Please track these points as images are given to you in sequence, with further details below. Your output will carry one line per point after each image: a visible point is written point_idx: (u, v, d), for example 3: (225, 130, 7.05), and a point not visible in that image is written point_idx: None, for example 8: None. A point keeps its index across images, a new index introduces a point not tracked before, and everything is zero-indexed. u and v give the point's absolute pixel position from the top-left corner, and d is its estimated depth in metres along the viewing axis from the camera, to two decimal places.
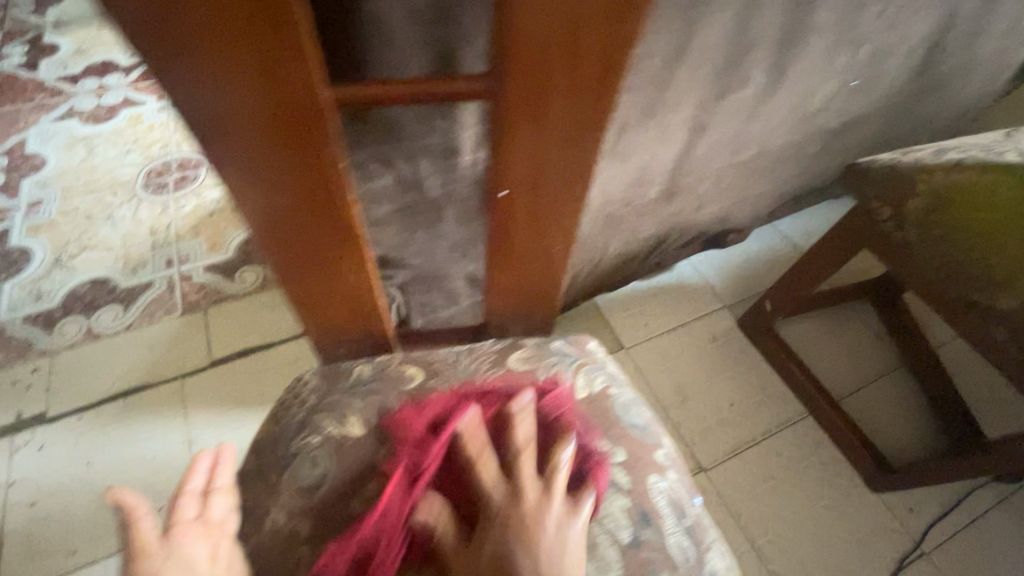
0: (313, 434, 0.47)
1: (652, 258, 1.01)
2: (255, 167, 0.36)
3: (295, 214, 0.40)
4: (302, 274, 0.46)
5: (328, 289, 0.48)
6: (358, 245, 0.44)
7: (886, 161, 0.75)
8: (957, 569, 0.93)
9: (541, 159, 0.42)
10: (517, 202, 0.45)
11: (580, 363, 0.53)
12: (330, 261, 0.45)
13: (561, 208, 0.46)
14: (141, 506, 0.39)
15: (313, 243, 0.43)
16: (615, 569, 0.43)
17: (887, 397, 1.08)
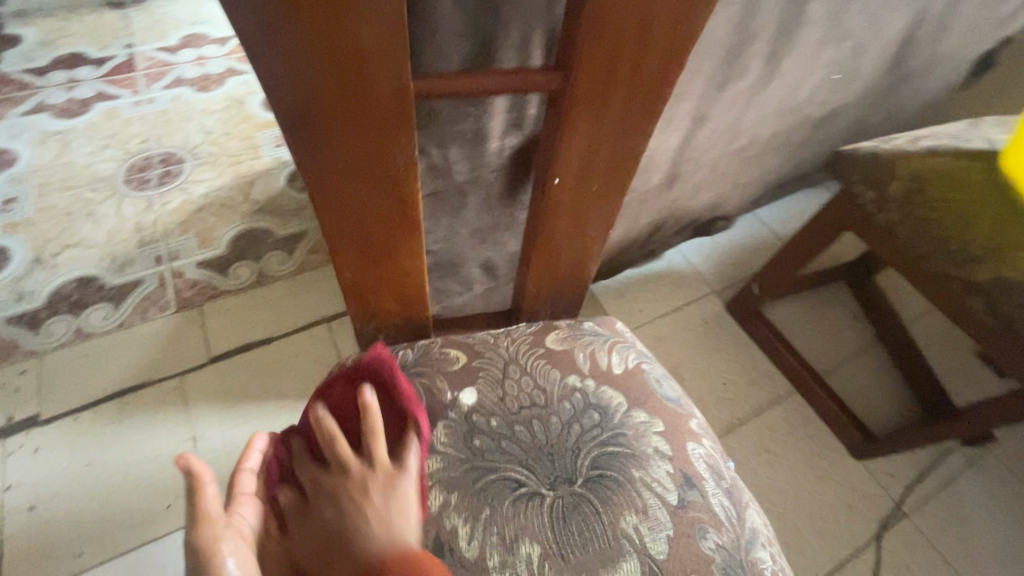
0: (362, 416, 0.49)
1: (648, 245, 1.05)
2: (333, 160, 0.38)
3: (363, 204, 0.42)
4: (356, 260, 0.47)
5: (377, 274, 0.49)
6: (415, 232, 0.46)
7: (868, 148, 0.81)
8: (934, 526, 1.00)
9: (590, 145, 0.43)
10: (566, 192, 0.47)
11: (612, 342, 0.56)
12: (385, 244, 0.46)
13: (604, 195, 0.49)
14: (207, 475, 0.45)
15: (372, 226, 0.44)
16: (666, 528, 0.46)
17: (865, 372, 1.16)
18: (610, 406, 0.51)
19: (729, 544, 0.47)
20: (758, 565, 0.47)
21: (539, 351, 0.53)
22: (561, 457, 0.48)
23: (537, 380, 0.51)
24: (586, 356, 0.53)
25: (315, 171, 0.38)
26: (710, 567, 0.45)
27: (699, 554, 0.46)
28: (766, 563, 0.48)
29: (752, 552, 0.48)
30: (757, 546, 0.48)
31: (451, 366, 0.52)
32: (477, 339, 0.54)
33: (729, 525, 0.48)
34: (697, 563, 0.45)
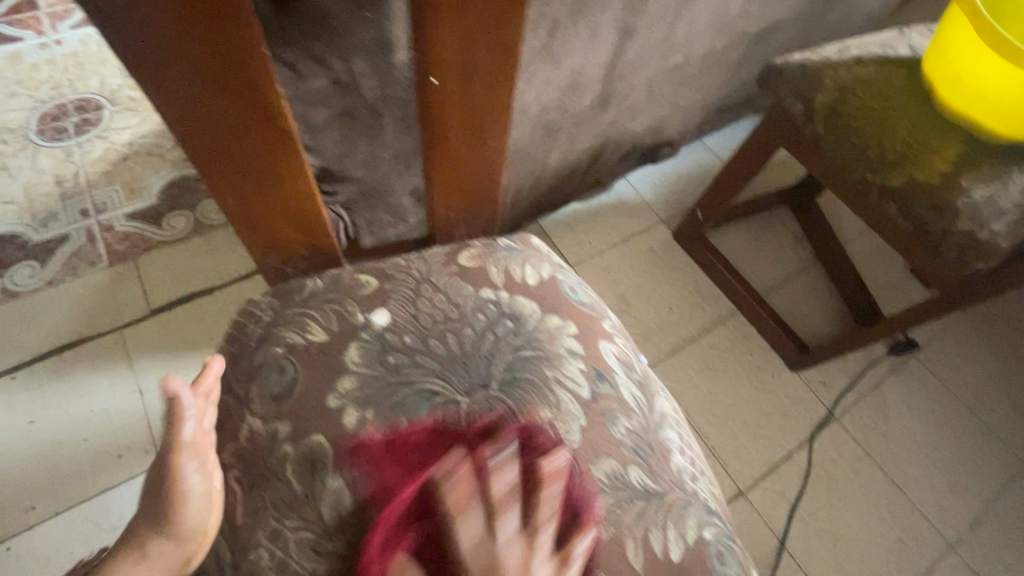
0: (275, 344, 0.45)
1: (591, 173, 1.04)
2: (162, 58, 0.32)
3: (221, 115, 0.36)
4: (239, 188, 0.42)
5: (265, 202, 0.44)
6: (293, 147, 0.41)
7: (797, 60, 0.81)
8: (861, 425, 1.08)
9: (470, 54, 0.38)
10: (448, 92, 0.41)
11: (525, 255, 0.53)
12: (265, 170, 0.42)
13: (494, 106, 0.44)
14: (189, 409, 0.37)
15: (247, 151, 0.40)
16: (578, 419, 0.44)
17: (803, 290, 1.21)
18: (523, 315, 0.48)
19: (637, 428, 0.46)
20: (666, 445, 0.46)
21: (454, 271, 0.50)
22: (474, 364, 0.45)
23: (449, 296, 0.48)
24: (500, 271, 0.51)
25: (148, 69, 0.32)
26: (618, 449, 0.44)
27: (609, 438, 0.45)
28: (673, 441, 0.47)
29: (661, 433, 0.47)
30: (665, 428, 0.48)
31: (362, 290, 0.48)
32: (392, 262, 0.51)
33: (638, 411, 0.47)
34: (605, 445, 0.44)
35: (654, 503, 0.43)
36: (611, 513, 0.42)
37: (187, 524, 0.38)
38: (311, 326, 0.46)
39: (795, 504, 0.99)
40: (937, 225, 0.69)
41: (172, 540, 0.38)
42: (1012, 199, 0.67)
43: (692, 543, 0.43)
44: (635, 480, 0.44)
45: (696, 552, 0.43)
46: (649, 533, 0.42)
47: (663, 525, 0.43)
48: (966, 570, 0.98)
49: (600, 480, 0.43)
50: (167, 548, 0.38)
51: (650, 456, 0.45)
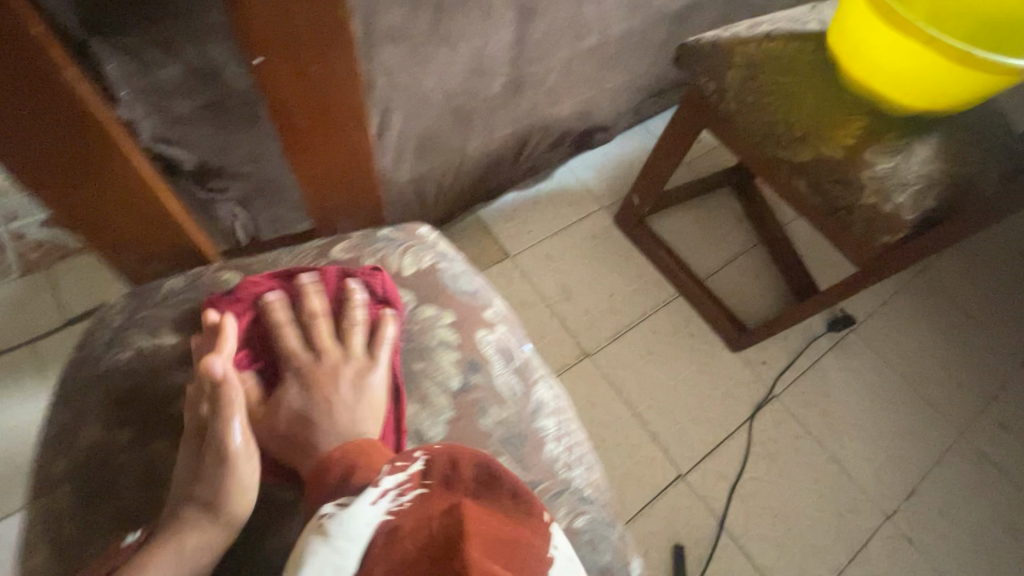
0: (123, 348, 0.46)
1: (522, 161, 1.02)
2: None
3: (22, 116, 0.35)
4: (63, 185, 0.40)
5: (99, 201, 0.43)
6: (120, 151, 0.40)
7: (710, 37, 0.79)
8: (802, 403, 1.08)
9: (296, 32, 0.38)
10: (282, 72, 0.40)
11: (407, 246, 0.54)
12: (87, 163, 0.40)
13: (343, 87, 0.43)
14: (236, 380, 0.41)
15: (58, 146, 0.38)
16: (445, 410, 0.49)
17: (746, 271, 1.21)
18: (398, 308, 0.51)
19: (509, 418, 0.50)
20: (539, 434, 0.50)
21: (322, 264, 0.51)
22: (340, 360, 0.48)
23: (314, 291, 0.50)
24: (375, 263, 0.52)
25: None
26: (487, 439, 0.48)
27: (479, 428, 0.49)
28: (547, 428, 0.51)
29: (536, 421, 0.51)
30: (541, 416, 0.51)
31: (221, 288, 0.49)
32: (256, 260, 0.52)
33: (512, 401, 0.50)
34: (472, 436, 0.48)
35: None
36: None
37: (238, 503, 0.41)
38: (164, 327, 0.47)
39: (734, 485, 0.99)
40: (844, 200, 0.69)
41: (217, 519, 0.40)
42: (915, 170, 0.67)
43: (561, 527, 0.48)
44: None
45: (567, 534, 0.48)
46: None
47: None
48: (904, 540, 0.99)
49: None
50: (209, 522, 0.40)
51: (521, 445, 0.49)
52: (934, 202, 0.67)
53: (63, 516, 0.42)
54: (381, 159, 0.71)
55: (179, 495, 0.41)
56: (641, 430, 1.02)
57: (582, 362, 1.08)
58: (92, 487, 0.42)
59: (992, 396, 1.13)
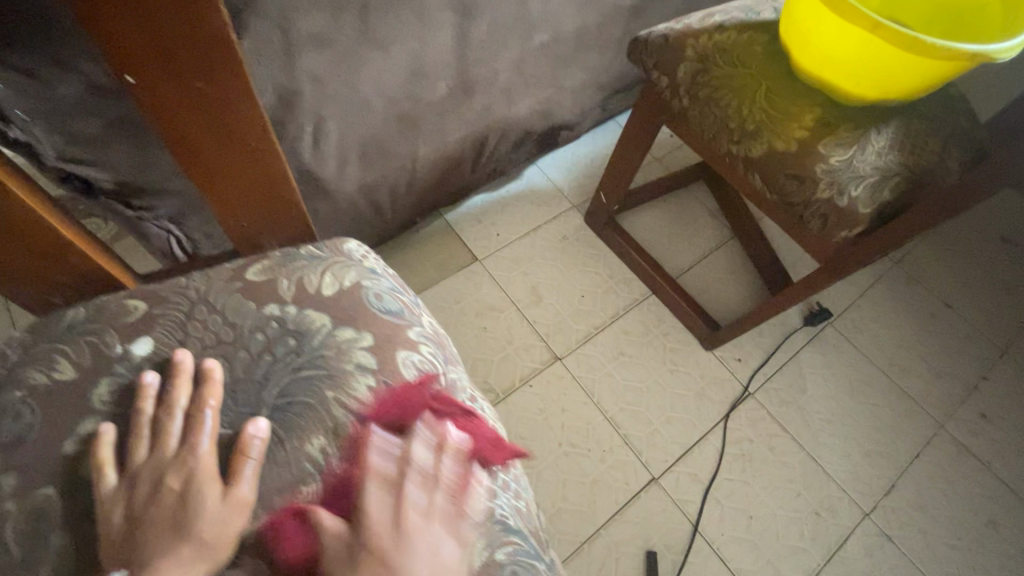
0: (14, 388, 0.40)
1: (482, 164, 1.00)
2: None
3: None
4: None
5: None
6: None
7: (662, 31, 0.76)
8: (778, 401, 1.06)
9: (168, 49, 0.34)
10: (159, 89, 0.37)
11: (327, 263, 0.48)
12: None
13: (237, 104, 0.40)
14: (210, 396, 0.41)
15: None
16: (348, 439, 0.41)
17: (721, 267, 1.18)
18: (309, 329, 0.44)
19: None
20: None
21: (237, 287, 0.45)
22: (245, 392, 0.42)
23: (227, 317, 0.44)
24: (291, 283, 0.46)
25: None
26: None
27: None
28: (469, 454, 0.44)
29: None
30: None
31: (128, 316, 0.43)
32: (169, 283, 0.46)
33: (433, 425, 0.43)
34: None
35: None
36: None
37: (222, 532, 0.36)
38: (59, 363, 0.41)
39: (709, 487, 0.97)
40: (800, 197, 0.67)
41: (197, 562, 0.35)
42: (871, 162, 0.64)
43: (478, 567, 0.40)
44: None
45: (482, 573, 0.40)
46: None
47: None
48: (883, 538, 0.97)
49: None
50: (200, 554, 0.36)
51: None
52: (889, 194, 0.65)
53: None
54: (321, 168, 0.68)
55: (153, 540, 0.36)
56: (613, 434, 1.00)
57: (552, 366, 1.05)
58: None
59: (971, 386, 1.11)
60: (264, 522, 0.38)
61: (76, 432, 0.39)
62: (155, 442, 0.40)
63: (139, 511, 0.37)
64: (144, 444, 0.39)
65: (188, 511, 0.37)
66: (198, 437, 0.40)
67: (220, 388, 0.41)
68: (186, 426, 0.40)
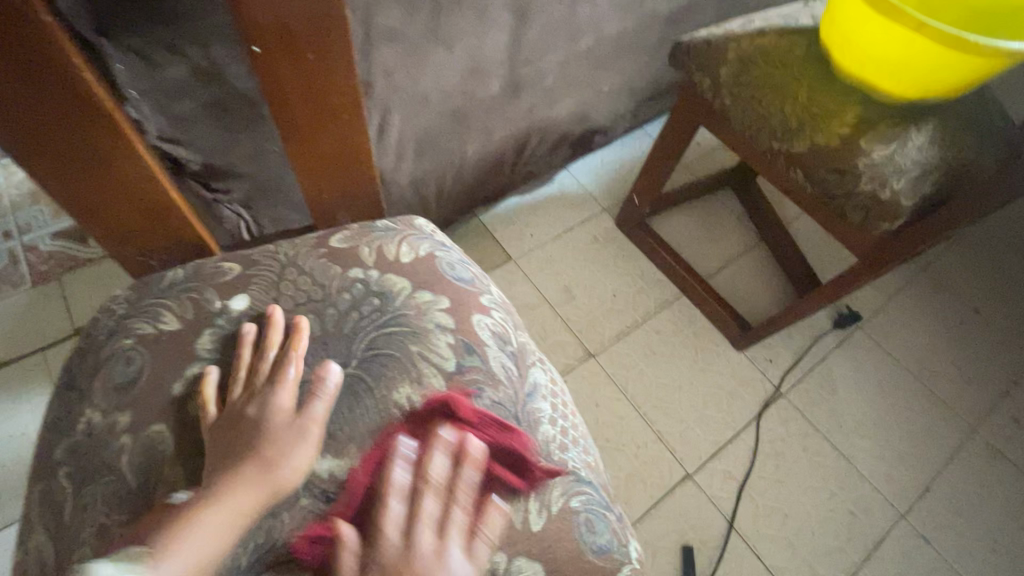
0: (124, 336, 0.43)
1: (521, 165, 1.03)
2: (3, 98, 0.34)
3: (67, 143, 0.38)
4: (56, 165, 0.39)
5: (110, 199, 0.43)
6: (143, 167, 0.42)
7: (703, 36, 0.80)
8: (809, 401, 1.07)
9: (291, 24, 0.38)
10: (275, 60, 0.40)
11: (403, 235, 0.52)
12: (82, 143, 0.39)
13: (341, 82, 0.44)
14: (298, 341, 0.43)
15: (78, 146, 0.39)
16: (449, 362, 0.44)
17: (750, 270, 1.20)
18: (392, 292, 0.47)
19: (505, 399, 0.44)
20: (535, 415, 0.45)
21: (322, 252, 0.48)
22: (334, 343, 0.44)
23: (314, 278, 0.47)
24: (372, 250, 0.49)
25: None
26: (481, 422, 0.42)
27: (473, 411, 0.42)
28: (544, 413, 0.45)
29: (530, 403, 0.45)
30: (537, 398, 0.46)
31: (225, 277, 0.47)
32: (260, 249, 0.49)
33: (507, 381, 0.45)
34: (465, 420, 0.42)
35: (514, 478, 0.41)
36: None
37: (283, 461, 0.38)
38: (164, 315, 0.44)
39: (743, 484, 0.98)
40: (840, 189, 0.70)
41: (269, 490, 0.37)
42: (912, 156, 0.67)
43: (555, 512, 0.41)
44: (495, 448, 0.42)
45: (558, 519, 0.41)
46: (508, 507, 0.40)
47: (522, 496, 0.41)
48: (920, 539, 0.96)
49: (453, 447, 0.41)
50: (261, 481, 0.37)
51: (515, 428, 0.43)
52: (929, 188, 0.67)
53: (61, 507, 0.39)
54: (382, 159, 0.72)
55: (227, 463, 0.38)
56: (646, 430, 1.01)
57: (586, 362, 1.07)
58: (87, 473, 0.39)
59: (1003, 391, 1.12)
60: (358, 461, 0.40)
61: (184, 375, 0.42)
62: (248, 381, 0.42)
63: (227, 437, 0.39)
64: (239, 382, 0.42)
65: (265, 438, 0.39)
66: (281, 376, 0.41)
67: (304, 335, 0.43)
68: (276, 369, 0.42)
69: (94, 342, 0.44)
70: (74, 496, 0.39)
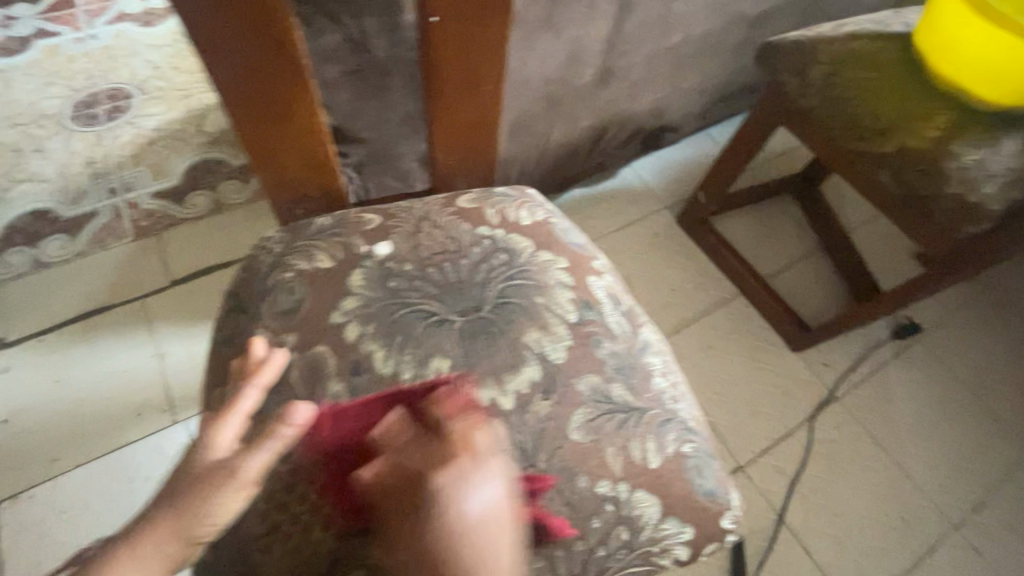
0: (284, 270, 0.49)
1: (594, 155, 1.07)
2: (231, 60, 0.41)
3: (267, 100, 0.44)
4: (249, 111, 0.45)
5: (285, 153, 0.50)
6: (316, 123, 0.48)
7: (794, 37, 0.83)
8: (863, 407, 1.08)
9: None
10: (447, 31, 0.45)
11: (522, 202, 0.56)
12: (274, 92, 0.44)
13: (491, 50, 0.48)
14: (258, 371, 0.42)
15: (276, 107, 0.45)
16: (565, 339, 0.47)
17: (809, 274, 1.21)
18: (517, 250, 0.51)
19: (622, 350, 0.48)
20: (648, 367, 0.48)
21: (453, 210, 0.53)
22: (468, 291, 0.48)
23: (448, 231, 0.52)
24: (496, 212, 0.54)
25: (221, 71, 0.41)
26: (602, 368, 0.46)
27: (594, 359, 0.47)
28: (655, 366, 0.49)
29: (642, 357, 0.49)
30: (649, 353, 0.49)
31: (368, 225, 0.52)
32: (394, 205, 0.54)
33: (623, 335, 0.49)
34: (589, 363, 0.46)
35: (634, 417, 0.45)
36: (591, 423, 0.44)
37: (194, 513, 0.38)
38: (318, 255, 0.49)
39: (794, 480, 0.99)
40: (927, 190, 0.71)
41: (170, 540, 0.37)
42: (1003, 162, 0.69)
43: (670, 454, 0.45)
44: (617, 394, 0.46)
45: (673, 460, 0.45)
46: (629, 443, 0.44)
47: (642, 436, 0.45)
48: (972, 551, 0.96)
49: (583, 393, 0.45)
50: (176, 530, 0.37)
51: (632, 375, 0.47)
52: (1018, 194, 0.69)
53: None
54: None
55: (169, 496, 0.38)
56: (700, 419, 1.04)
57: None
58: None
59: None
60: (496, 392, 0.45)
61: (339, 306, 0.47)
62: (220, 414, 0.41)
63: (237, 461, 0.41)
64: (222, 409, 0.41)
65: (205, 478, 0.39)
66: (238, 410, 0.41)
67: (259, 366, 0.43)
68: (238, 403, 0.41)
69: (256, 278, 0.49)
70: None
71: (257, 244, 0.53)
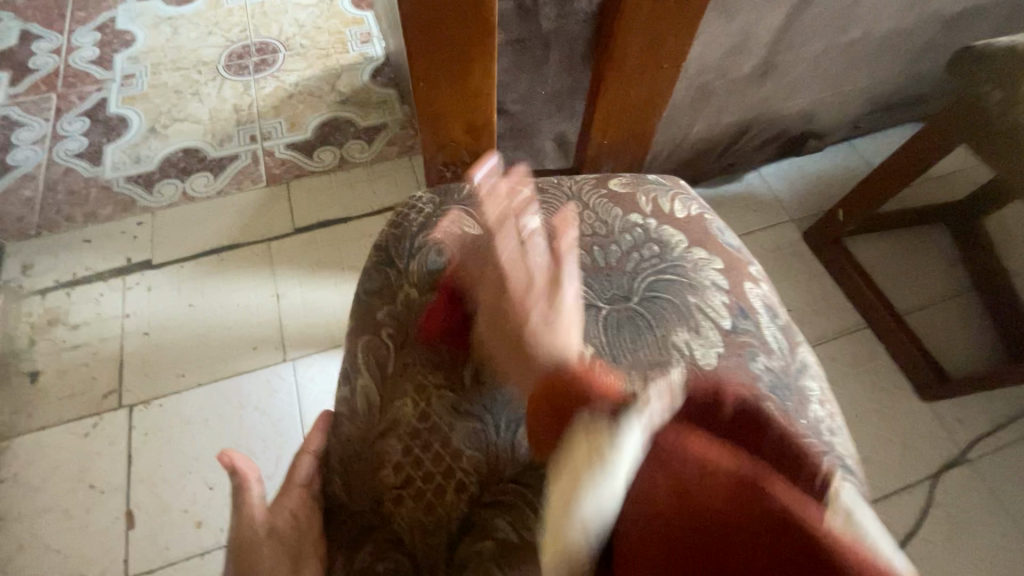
0: (434, 232, 0.49)
1: (727, 155, 1.00)
2: (427, 25, 0.41)
3: (450, 67, 0.45)
4: (431, 70, 0.45)
5: (451, 118, 0.50)
6: (487, 91, 0.48)
7: (1005, 43, 0.71)
8: (1000, 476, 0.95)
9: None
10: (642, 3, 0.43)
11: (675, 192, 0.53)
12: (459, 56, 0.44)
13: (678, 27, 0.46)
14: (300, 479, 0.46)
15: (455, 74, 0.45)
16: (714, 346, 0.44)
17: (954, 317, 1.07)
18: (669, 243, 0.48)
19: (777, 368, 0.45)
20: (805, 392, 0.44)
21: (604, 191, 0.51)
22: (617, 278, 0.47)
23: (599, 215, 0.50)
24: (649, 201, 0.51)
25: (415, 36, 0.41)
26: (755, 384, 0.43)
27: (748, 372, 0.44)
28: (813, 392, 0.45)
29: (800, 380, 0.45)
30: (806, 376, 0.45)
31: None
32: (543, 180, 0.53)
33: (780, 353, 0.45)
34: (742, 377, 0.43)
35: None
36: None
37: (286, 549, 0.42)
38: (467, 222, 0.50)
39: (904, 541, 0.89)
40: None
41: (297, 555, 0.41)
42: None
43: None
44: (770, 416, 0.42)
45: None
46: None
47: None
48: None
49: None
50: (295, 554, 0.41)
51: (788, 397, 0.43)
52: None
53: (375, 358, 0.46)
54: None
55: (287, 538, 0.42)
56: None
57: None
58: (407, 337, 0.46)
59: None
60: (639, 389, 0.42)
61: None
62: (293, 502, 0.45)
63: (382, 423, 0.44)
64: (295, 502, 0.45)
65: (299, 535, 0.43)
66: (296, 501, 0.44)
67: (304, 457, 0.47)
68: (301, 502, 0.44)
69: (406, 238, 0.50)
70: (396, 352, 0.46)
71: (405, 202, 0.54)
